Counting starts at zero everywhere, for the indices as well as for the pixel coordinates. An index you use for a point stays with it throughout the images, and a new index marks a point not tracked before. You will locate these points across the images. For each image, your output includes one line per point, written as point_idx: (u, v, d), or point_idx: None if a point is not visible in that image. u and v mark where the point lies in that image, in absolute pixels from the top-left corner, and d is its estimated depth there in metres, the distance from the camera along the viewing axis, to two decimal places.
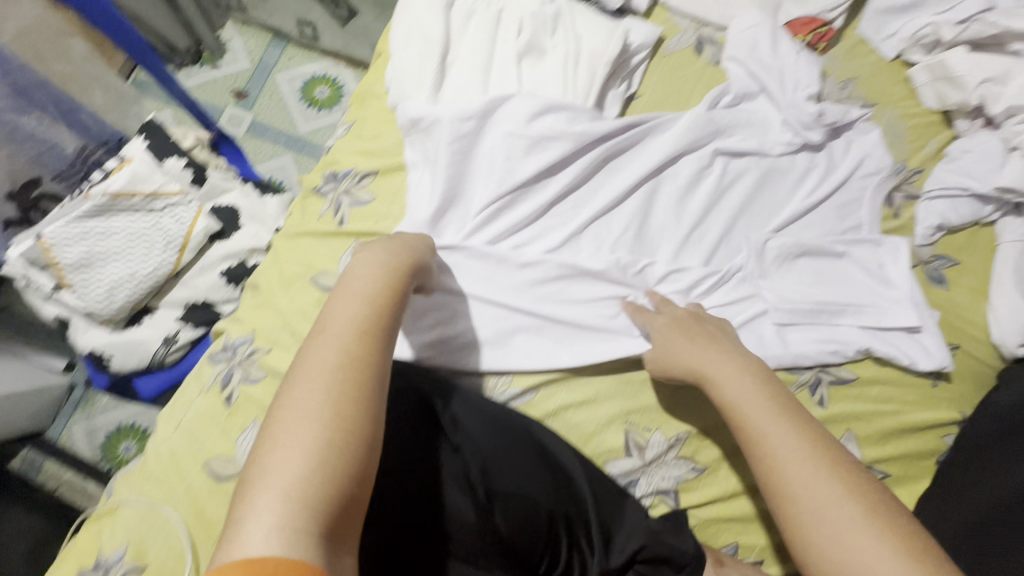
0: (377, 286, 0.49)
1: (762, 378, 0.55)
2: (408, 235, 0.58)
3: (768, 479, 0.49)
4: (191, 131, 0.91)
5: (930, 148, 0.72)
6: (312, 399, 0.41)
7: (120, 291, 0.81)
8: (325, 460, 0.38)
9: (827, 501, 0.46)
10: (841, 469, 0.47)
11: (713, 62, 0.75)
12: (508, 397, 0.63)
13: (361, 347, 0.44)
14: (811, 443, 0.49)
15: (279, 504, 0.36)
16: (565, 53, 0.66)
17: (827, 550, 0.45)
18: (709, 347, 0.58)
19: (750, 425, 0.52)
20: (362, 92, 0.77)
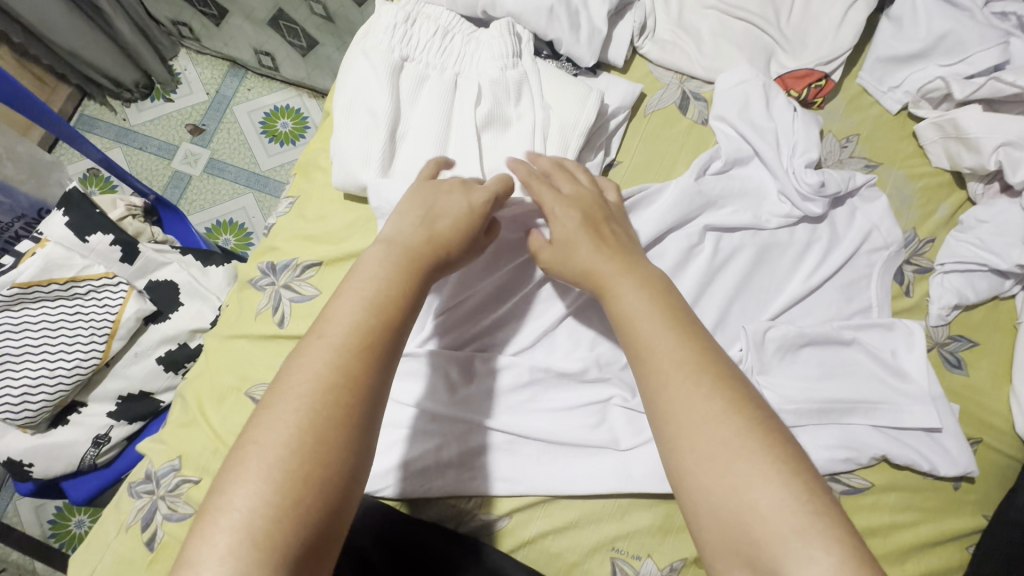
0: (391, 295, 0.44)
1: (649, 284, 0.48)
2: (447, 194, 0.50)
3: (653, 394, 0.42)
4: (122, 199, 0.82)
5: (942, 215, 0.65)
6: (290, 427, 0.37)
7: (37, 391, 0.70)
8: (296, 501, 0.36)
9: (700, 423, 0.39)
10: (720, 383, 0.41)
11: (700, 120, 0.67)
12: (478, 525, 0.55)
13: (356, 368, 0.40)
14: (705, 368, 0.42)
15: (244, 551, 0.34)
16: (531, 124, 0.58)
17: (696, 475, 0.38)
18: (596, 245, 0.50)
19: (635, 330, 0.45)
20: (307, 161, 0.68)
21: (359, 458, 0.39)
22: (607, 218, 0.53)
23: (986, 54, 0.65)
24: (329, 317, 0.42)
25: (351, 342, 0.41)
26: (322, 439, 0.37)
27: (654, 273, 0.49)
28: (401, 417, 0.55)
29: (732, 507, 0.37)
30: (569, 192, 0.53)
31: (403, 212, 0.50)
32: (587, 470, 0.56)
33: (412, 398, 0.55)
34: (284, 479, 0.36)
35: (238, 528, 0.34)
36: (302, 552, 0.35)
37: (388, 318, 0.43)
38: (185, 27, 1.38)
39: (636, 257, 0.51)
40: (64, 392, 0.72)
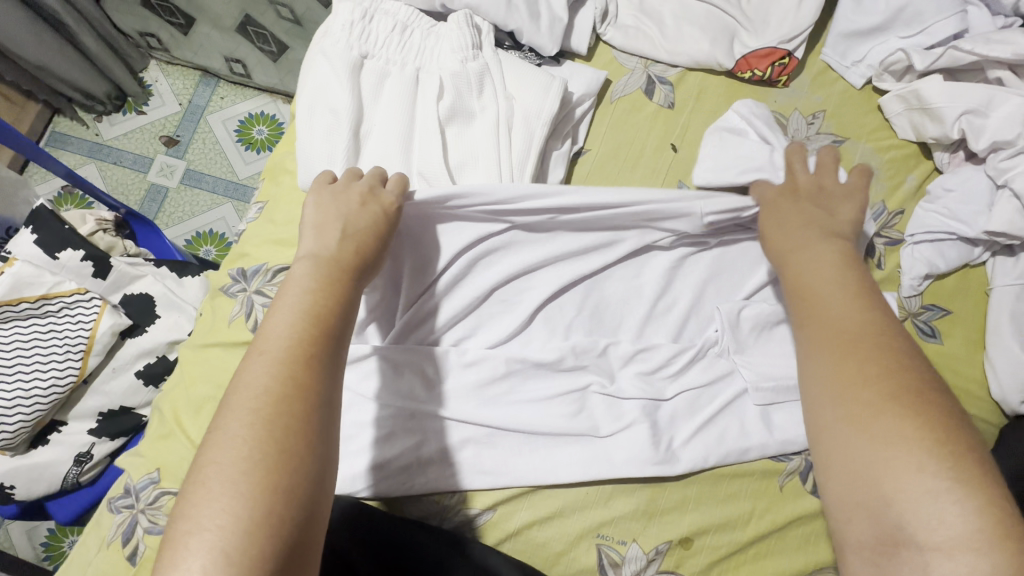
0: (325, 303, 0.45)
1: (844, 259, 0.50)
2: (353, 199, 0.51)
3: (809, 355, 0.46)
4: (91, 213, 0.81)
5: (909, 186, 0.66)
6: (246, 441, 0.38)
7: (13, 413, 0.69)
8: (271, 509, 0.36)
9: (845, 385, 0.43)
10: (879, 352, 0.43)
11: (666, 104, 0.67)
12: (462, 520, 0.55)
13: (306, 375, 0.41)
14: (868, 338, 0.44)
15: (219, 566, 0.34)
16: (495, 116, 0.57)
17: (835, 433, 0.42)
18: (811, 222, 0.53)
19: (807, 297, 0.49)
20: (274, 164, 0.67)
21: (321, 455, 0.39)
22: (827, 202, 0.55)
23: (944, 24, 0.65)
24: (273, 328, 0.43)
25: (300, 350, 0.42)
26: (283, 446, 0.38)
27: (854, 255, 0.51)
28: (378, 417, 0.55)
29: (865, 463, 0.40)
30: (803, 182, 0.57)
31: (323, 220, 0.50)
32: (568, 459, 0.56)
33: (390, 396, 0.55)
34: (252, 489, 0.36)
35: (216, 544, 0.34)
36: (285, 552, 0.36)
37: (326, 326, 0.44)
38: (153, 37, 1.36)
39: (839, 235, 0.53)
40: (41, 411, 0.71)
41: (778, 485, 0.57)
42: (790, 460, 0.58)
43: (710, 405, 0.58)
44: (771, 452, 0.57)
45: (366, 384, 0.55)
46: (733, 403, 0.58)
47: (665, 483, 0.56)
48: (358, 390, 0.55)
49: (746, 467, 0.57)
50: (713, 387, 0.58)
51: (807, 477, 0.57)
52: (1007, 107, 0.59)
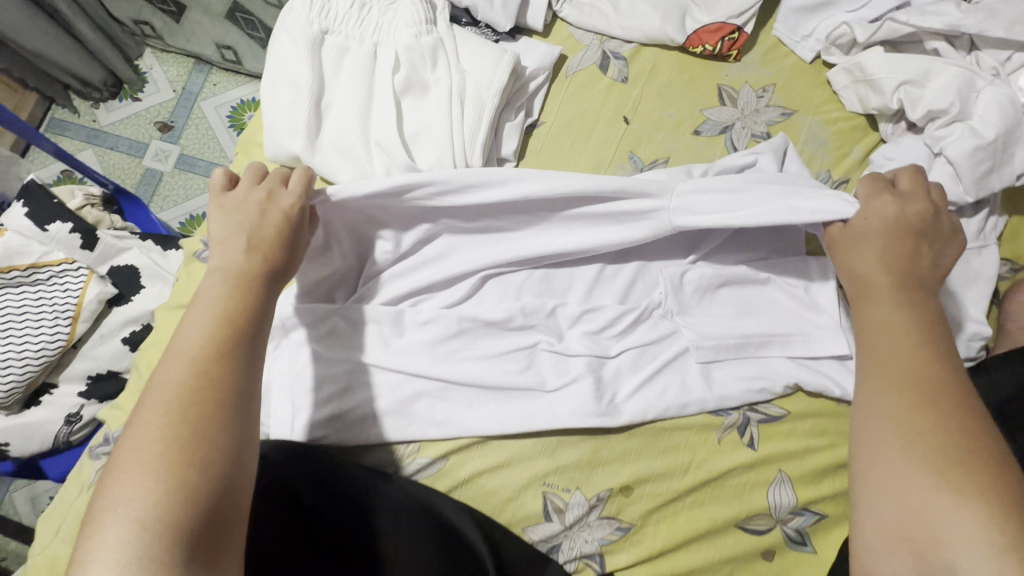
0: (233, 306, 0.49)
1: (919, 312, 0.51)
2: (253, 203, 0.54)
3: (880, 394, 0.48)
4: (81, 189, 0.85)
5: (855, 156, 0.68)
6: (159, 429, 0.42)
7: (6, 374, 0.74)
8: (181, 484, 0.40)
9: (912, 432, 0.45)
10: (944, 404, 0.46)
11: (620, 78, 0.70)
12: (414, 469, 0.59)
13: (213, 370, 0.45)
14: (942, 393, 0.46)
15: (133, 535, 0.38)
16: (447, 87, 0.60)
17: (893, 473, 0.44)
18: (893, 261, 0.53)
19: (877, 339, 0.51)
20: (246, 139, 0.71)
21: (231, 437, 0.43)
22: (929, 243, 0.55)
23: None
24: (192, 329, 0.47)
25: (218, 348, 0.46)
26: (192, 431, 0.42)
27: (934, 306, 0.52)
28: (337, 371, 0.59)
29: (918, 508, 0.42)
30: (911, 212, 0.55)
31: (237, 228, 0.53)
32: (516, 412, 0.59)
33: (349, 351, 0.60)
34: (165, 469, 0.40)
35: (138, 516, 0.39)
36: (200, 525, 0.39)
37: (238, 326, 0.48)
38: (147, 25, 1.40)
39: (928, 287, 0.53)
40: (32, 373, 0.76)
41: (716, 438, 0.60)
42: (728, 415, 0.60)
43: (654, 362, 0.61)
44: (710, 406, 0.60)
45: (327, 340, 0.59)
46: (676, 361, 0.61)
47: (608, 435, 0.59)
48: (318, 347, 0.59)
49: (685, 421, 0.60)
50: (656, 346, 0.61)
51: (744, 431, 0.60)
52: (943, 77, 0.62)
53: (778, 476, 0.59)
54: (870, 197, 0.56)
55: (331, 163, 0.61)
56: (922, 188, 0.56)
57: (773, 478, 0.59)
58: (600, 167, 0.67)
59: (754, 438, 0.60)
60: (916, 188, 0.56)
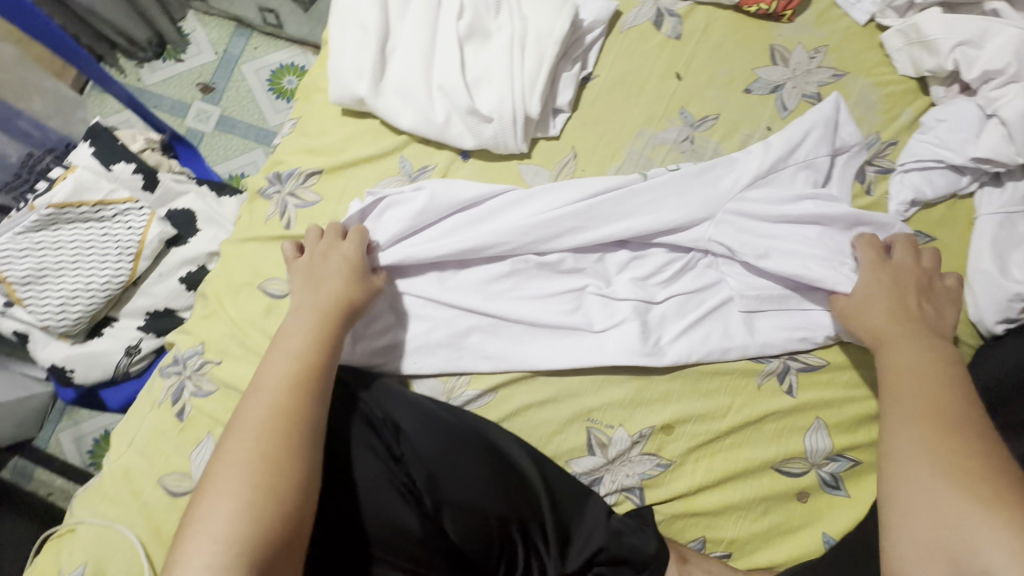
0: (308, 343, 0.52)
1: (939, 361, 0.54)
2: (326, 249, 0.58)
3: (902, 431, 0.50)
4: (142, 134, 0.89)
5: (904, 119, 0.68)
6: (242, 454, 0.46)
7: (74, 304, 0.78)
8: (256, 507, 0.44)
9: (938, 466, 0.47)
10: (969, 442, 0.48)
11: (673, 35, 0.71)
12: (465, 400, 0.61)
13: (288, 400, 0.48)
14: (964, 433, 0.48)
15: (214, 549, 0.42)
16: (510, 35, 0.63)
17: (921, 506, 0.46)
18: (901, 316, 0.57)
19: (897, 385, 0.53)
20: (306, 84, 0.73)
21: (303, 464, 0.47)
22: (929, 301, 0.59)
23: None
24: (273, 363, 0.51)
25: (287, 377, 0.50)
26: (268, 457, 0.46)
27: (953, 357, 0.55)
28: (396, 303, 0.62)
29: (948, 540, 0.44)
30: (907, 276, 0.59)
31: (305, 279, 0.57)
32: (564, 349, 0.62)
33: (406, 284, 0.62)
34: (246, 490, 0.44)
35: (220, 537, 0.42)
36: (273, 543, 0.43)
37: (309, 360, 0.51)
38: None
39: (942, 339, 0.56)
40: (98, 305, 0.80)
41: (756, 384, 0.62)
42: (769, 363, 0.62)
43: (699, 309, 0.63)
44: (751, 352, 0.62)
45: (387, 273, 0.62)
46: (719, 309, 0.63)
47: (652, 376, 0.62)
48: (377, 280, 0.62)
49: (726, 366, 0.62)
50: (701, 294, 0.63)
51: (784, 378, 0.62)
52: (1000, 39, 0.64)
53: (815, 422, 0.61)
54: (864, 263, 0.61)
55: (393, 105, 0.64)
56: (914, 253, 0.61)
57: (810, 423, 0.61)
58: (651, 121, 0.68)
59: (793, 385, 0.62)
60: (909, 252, 0.61)
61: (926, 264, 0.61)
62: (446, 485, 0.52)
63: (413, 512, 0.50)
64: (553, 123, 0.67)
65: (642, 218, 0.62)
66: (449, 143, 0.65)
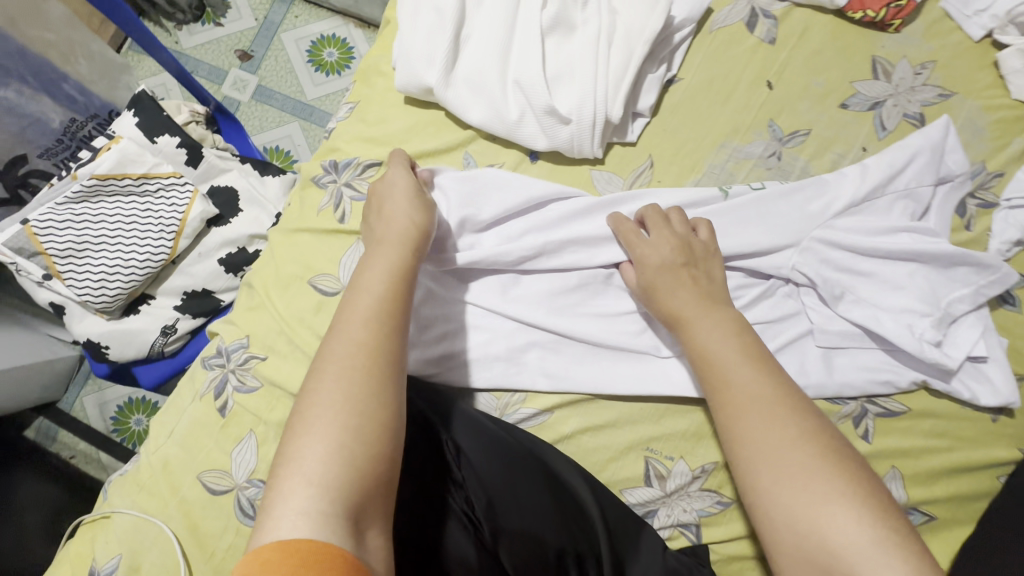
0: (384, 280, 0.49)
1: (738, 328, 0.50)
2: (388, 184, 0.56)
3: (737, 419, 0.46)
4: (186, 105, 0.85)
5: (1014, 149, 0.63)
6: (332, 393, 0.43)
7: (113, 280, 0.75)
8: (348, 449, 0.41)
9: (780, 449, 0.44)
10: (795, 414, 0.45)
11: (767, 39, 0.65)
12: (519, 418, 0.58)
13: (371, 338, 0.46)
14: (784, 403, 0.46)
15: (308, 492, 0.39)
16: (597, 29, 0.57)
17: (780, 497, 0.43)
18: (696, 289, 0.53)
19: (714, 370, 0.49)
20: (367, 66, 0.69)
21: (390, 406, 0.44)
22: (699, 266, 0.54)
23: None
24: (353, 300, 0.49)
25: (364, 314, 0.47)
26: (353, 397, 0.43)
27: (743, 319, 0.52)
28: (454, 311, 0.59)
29: (808, 528, 0.41)
30: (670, 246, 0.54)
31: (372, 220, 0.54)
32: (628, 373, 0.58)
33: (465, 291, 0.59)
34: (337, 428, 0.42)
35: (315, 479, 0.39)
36: (365, 486, 0.40)
37: (388, 299, 0.49)
38: None
39: (722, 301, 0.53)
40: (136, 283, 0.77)
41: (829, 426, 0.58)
42: (846, 404, 0.58)
43: (776, 340, 0.59)
44: (828, 393, 0.58)
45: (445, 279, 0.59)
46: (797, 342, 0.59)
47: None
48: (435, 284, 0.59)
49: None
50: (780, 324, 0.59)
51: (860, 423, 0.58)
52: None
53: (889, 471, 0.57)
54: (628, 244, 0.56)
55: (463, 98, 0.60)
56: (663, 219, 0.57)
57: (885, 473, 0.57)
58: (736, 132, 0.63)
59: (869, 430, 0.58)
60: (661, 219, 0.56)
61: (680, 228, 0.56)
62: (505, 513, 0.48)
63: (471, 541, 0.47)
64: (631, 128, 0.62)
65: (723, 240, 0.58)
66: (518, 143, 0.61)
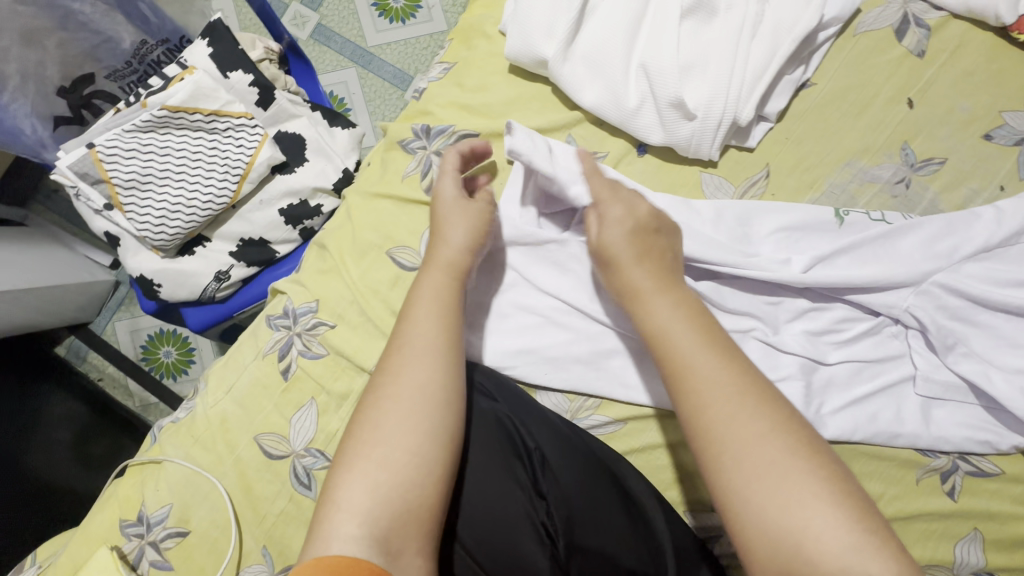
0: (434, 303, 0.47)
1: (694, 310, 0.45)
2: (451, 198, 0.53)
3: (698, 416, 0.41)
4: (261, 41, 0.81)
5: None
6: (373, 423, 0.43)
7: (173, 218, 0.73)
8: (382, 480, 0.41)
9: (748, 447, 0.39)
10: (761, 405, 0.40)
11: (916, 51, 0.58)
12: (590, 424, 0.55)
13: (416, 368, 0.44)
14: (748, 394, 0.41)
15: (349, 518, 0.40)
16: (741, 18, 0.52)
17: (751, 501, 0.38)
18: (649, 266, 0.47)
19: (669, 359, 0.43)
20: (469, 25, 0.63)
21: (433, 432, 0.43)
22: (652, 237, 0.48)
23: None
24: (404, 326, 0.47)
25: (417, 344, 0.45)
26: (387, 429, 0.42)
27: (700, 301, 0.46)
28: (537, 304, 0.56)
29: (785, 534, 0.36)
30: (622, 212, 0.49)
31: (431, 241, 0.52)
32: None
33: (553, 287, 0.55)
34: (377, 461, 0.41)
35: (354, 507, 0.40)
36: (402, 512, 0.40)
37: (437, 323, 0.46)
38: None
39: (681, 279, 0.47)
40: (196, 224, 0.74)
41: (915, 477, 0.55)
42: (936, 457, 0.55)
43: (874, 381, 0.55)
44: (921, 443, 0.54)
45: (533, 270, 0.56)
46: (894, 386, 0.55)
47: None
48: (521, 273, 0.56)
49: (889, 451, 0.55)
50: (880, 365, 0.55)
51: (950, 479, 0.54)
52: None
53: (970, 532, 0.54)
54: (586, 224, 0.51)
55: (579, 77, 0.55)
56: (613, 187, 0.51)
57: (967, 534, 0.54)
58: (865, 152, 0.58)
59: (956, 487, 0.55)
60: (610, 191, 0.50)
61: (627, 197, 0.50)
62: (584, 532, 0.46)
63: (545, 554, 0.46)
64: (754, 133, 0.57)
65: (840, 269, 0.54)
66: (629, 133, 0.56)
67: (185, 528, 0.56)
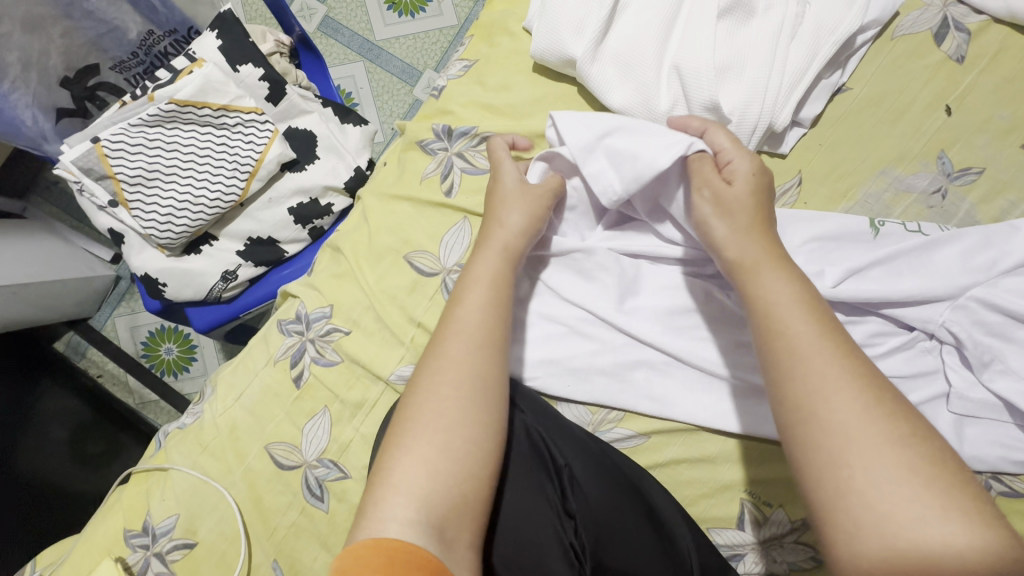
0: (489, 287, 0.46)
1: (805, 293, 0.41)
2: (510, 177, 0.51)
3: (810, 401, 0.37)
4: (271, 34, 0.79)
5: None
6: (441, 404, 0.41)
7: (179, 216, 0.70)
8: (444, 465, 0.39)
9: (875, 442, 0.34)
10: (884, 400, 0.36)
11: (955, 56, 0.56)
12: (613, 438, 0.54)
13: (481, 356, 0.43)
14: (869, 388, 0.37)
15: (405, 502, 0.37)
16: (780, 19, 0.50)
17: (876, 501, 0.33)
18: (761, 241, 0.44)
19: (782, 338, 0.39)
20: (491, 22, 0.61)
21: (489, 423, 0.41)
22: (762, 212, 0.45)
23: None
24: (455, 307, 0.45)
25: (478, 330, 0.44)
26: (449, 414, 0.40)
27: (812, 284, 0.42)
28: (560, 312, 0.54)
29: (915, 544, 0.32)
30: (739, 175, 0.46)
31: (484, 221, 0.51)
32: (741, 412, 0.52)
33: (576, 295, 0.54)
34: (435, 443, 0.39)
35: (409, 490, 0.38)
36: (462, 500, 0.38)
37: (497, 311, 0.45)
38: None
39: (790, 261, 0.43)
40: (202, 222, 0.72)
41: None
42: None
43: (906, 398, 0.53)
44: None
45: (556, 278, 0.54)
46: (927, 403, 0.53)
47: None
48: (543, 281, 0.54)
49: None
50: (912, 381, 0.53)
51: None
52: None
53: None
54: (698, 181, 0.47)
55: (609, 78, 0.52)
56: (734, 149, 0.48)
57: None
58: (901, 160, 0.56)
59: None
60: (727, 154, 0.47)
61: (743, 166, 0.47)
62: (614, 556, 0.45)
63: None
64: (787, 139, 0.56)
65: (874, 283, 0.52)
66: None
67: (192, 539, 0.54)
